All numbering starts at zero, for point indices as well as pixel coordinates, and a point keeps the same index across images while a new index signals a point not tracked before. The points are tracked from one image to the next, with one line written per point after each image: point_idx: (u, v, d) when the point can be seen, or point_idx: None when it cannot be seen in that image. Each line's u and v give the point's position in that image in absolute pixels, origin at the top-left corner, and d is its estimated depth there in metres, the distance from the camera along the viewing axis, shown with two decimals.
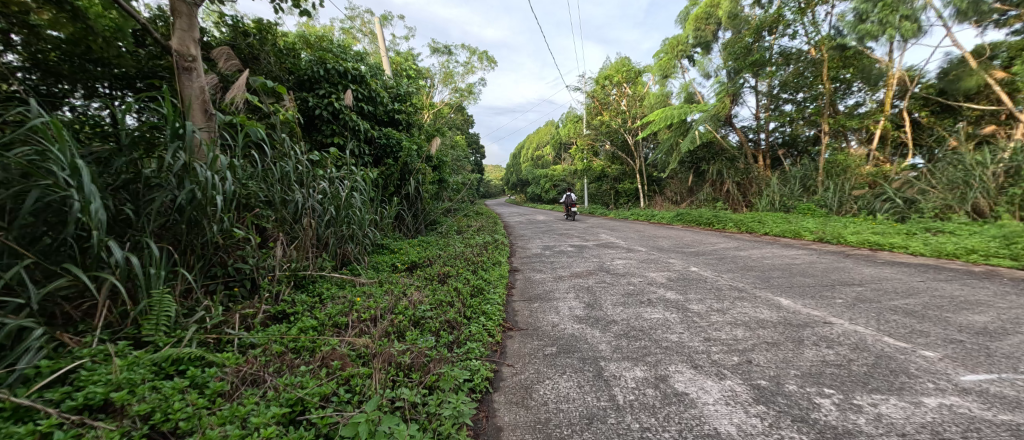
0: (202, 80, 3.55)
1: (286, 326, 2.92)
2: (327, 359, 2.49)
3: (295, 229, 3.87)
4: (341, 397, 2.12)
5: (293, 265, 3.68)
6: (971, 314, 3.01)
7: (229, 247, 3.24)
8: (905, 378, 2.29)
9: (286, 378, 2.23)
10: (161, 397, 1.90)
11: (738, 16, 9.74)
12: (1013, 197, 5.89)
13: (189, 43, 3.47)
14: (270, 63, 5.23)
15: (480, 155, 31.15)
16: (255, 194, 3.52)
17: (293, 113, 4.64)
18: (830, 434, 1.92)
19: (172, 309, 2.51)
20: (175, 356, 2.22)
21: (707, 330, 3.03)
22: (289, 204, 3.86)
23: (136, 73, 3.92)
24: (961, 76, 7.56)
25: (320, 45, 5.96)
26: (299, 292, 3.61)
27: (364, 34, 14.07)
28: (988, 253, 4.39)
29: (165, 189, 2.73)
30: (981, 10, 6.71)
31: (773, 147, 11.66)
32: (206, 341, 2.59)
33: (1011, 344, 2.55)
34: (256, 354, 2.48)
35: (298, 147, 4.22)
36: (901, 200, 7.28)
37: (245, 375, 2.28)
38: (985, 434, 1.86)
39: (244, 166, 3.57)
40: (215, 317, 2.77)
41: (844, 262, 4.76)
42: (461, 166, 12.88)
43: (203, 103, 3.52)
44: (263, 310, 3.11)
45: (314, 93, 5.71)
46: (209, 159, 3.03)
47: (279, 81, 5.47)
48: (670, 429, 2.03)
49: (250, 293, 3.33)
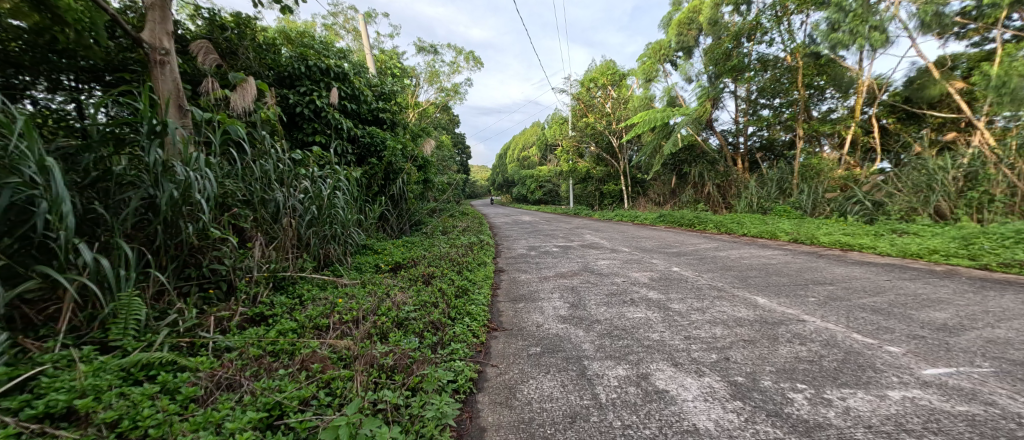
0: (176, 74, 3.50)
1: (265, 328, 2.90)
2: (306, 361, 2.50)
3: (274, 229, 3.84)
4: (321, 400, 2.13)
5: (271, 266, 3.62)
6: (933, 311, 3.17)
7: (205, 248, 3.20)
8: (871, 373, 2.41)
9: (264, 382, 2.23)
10: (129, 404, 1.88)
11: (718, 22, 10.10)
12: (971, 200, 6.18)
13: (163, 36, 3.43)
14: (249, 57, 5.14)
15: (466, 155, 31.18)
16: (233, 193, 3.50)
17: (275, 111, 4.62)
18: (802, 428, 2.01)
19: (142, 312, 2.48)
20: (143, 361, 2.19)
21: (687, 329, 3.12)
22: (268, 204, 3.83)
23: (105, 66, 3.82)
24: (926, 85, 7.85)
25: (302, 41, 5.90)
26: (279, 293, 3.57)
27: (347, 31, 13.89)
28: (949, 253, 4.61)
29: (139, 187, 2.73)
30: (943, 22, 6.96)
31: (751, 150, 11.95)
32: (179, 345, 2.54)
33: (968, 339, 2.70)
34: (232, 358, 2.47)
35: (280, 146, 4.22)
36: (870, 202, 7.52)
37: (220, 379, 2.26)
38: (943, 425, 1.98)
39: (222, 164, 3.54)
40: (188, 319, 2.74)
41: (818, 262, 4.94)
42: (446, 166, 12.84)
43: (177, 98, 3.45)
44: (239, 312, 3.07)
45: (295, 89, 5.68)
46: (187, 157, 3.02)
47: (259, 77, 5.41)
48: (651, 425, 2.10)
49: (226, 295, 3.27)
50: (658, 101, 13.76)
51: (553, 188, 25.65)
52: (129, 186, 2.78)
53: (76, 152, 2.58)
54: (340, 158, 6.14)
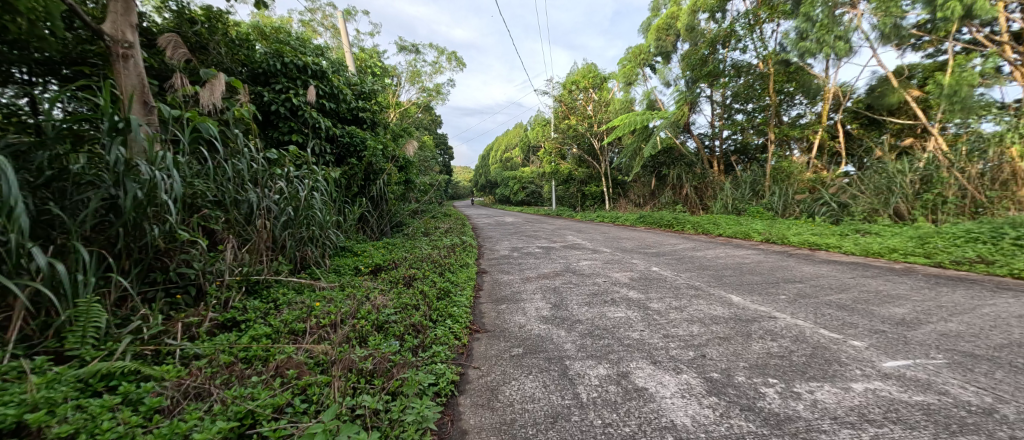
0: (140, 68, 3.43)
1: (237, 334, 2.87)
2: (281, 368, 2.48)
3: (246, 231, 3.79)
4: (296, 408, 2.13)
5: (244, 270, 3.56)
6: (893, 307, 3.35)
7: (171, 251, 3.14)
8: (837, 366, 2.55)
9: (235, 391, 2.19)
10: (85, 417, 1.83)
11: (694, 29, 10.35)
12: (927, 202, 6.50)
13: (125, 28, 3.35)
14: (221, 52, 5.09)
15: (448, 156, 31.08)
16: (203, 194, 3.43)
17: (249, 109, 4.55)
18: (773, 421, 2.11)
19: (101, 319, 2.43)
20: (104, 371, 2.14)
21: (665, 327, 3.22)
22: (241, 204, 3.78)
23: (61, 59, 3.75)
24: (885, 93, 8.21)
25: (277, 37, 5.79)
26: (252, 298, 3.52)
27: (325, 28, 13.72)
28: (907, 252, 4.85)
29: (98, 187, 2.67)
30: (901, 33, 7.30)
31: (726, 153, 12.28)
32: (143, 353, 2.49)
33: (924, 333, 2.87)
34: (201, 366, 2.43)
35: (254, 144, 4.18)
36: (836, 204, 7.83)
37: (188, 388, 2.21)
38: (902, 414, 2.10)
39: (191, 163, 3.49)
40: (153, 327, 2.67)
41: (788, 261, 5.14)
42: (428, 167, 12.81)
43: (142, 94, 3.38)
44: (210, 318, 3.01)
45: (270, 87, 5.60)
46: (153, 156, 2.98)
47: (231, 73, 5.33)
48: (631, 423, 2.16)
49: (195, 301, 3.21)
50: (638, 105, 14.00)
51: (536, 190, 25.81)
52: (87, 186, 2.72)
53: (29, 150, 2.53)
54: (318, 158, 6.08)
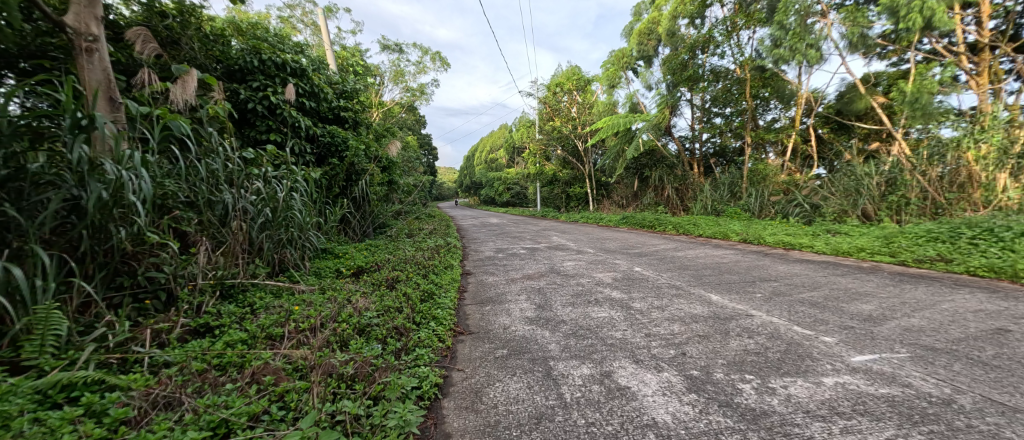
0: (106, 63, 3.35)
1: (210, 341, 2.83)
2: (257, 374, 2.46)
3: (221, 233, 3.73)
4: (273, 415, 2.12)
5: (218, 273, 3.51)
6: (861, 304, 3.49)
7: (140, 254, 3.07)
8: (809, 361, 2.66)
9: (207, 399, 2.16)
10: (44, 430, 1.78)
11: (675, 34, 10.55)
12: (891, 203, 6.78)
13: (90, 21, 3.28)
14: (194, 48, 4.96)
15: (433, 156, 30.95)
16: (174, 195, 3.37)
17: (224, 108, 4.44)
18: (749, 416, 2.19)
19: (62, 327, 2.37)
20: (64, 381, 2.08)
21: (647, 327, 3.31)
22: (216, 206, 3.73)
23: (18, 51, 3.55)
24: (853, 99, 8.52)
25: (254, 33, 5.70)
26: (227, 303, 3.47)
27: (305, 25, 13.53)
28: (874, 251, 5.06)
29: (60, 187, 2.62)
30: (867, 43, 7.58)
31: (706, 156, 12.55)
32: (108, 362, 2.43)
33: (889, 328, 3.01)
34: (172, 374, 2.38)
35: (228, 143, 4.13)
36: (809, 205, 8.11)
37: (157, 398, 2.16)
38: (869, 406, 2.21)
39: (161, 163, 3.44)
40: (119, 333, 2.61)
41: (764, 260, 5.30)
42: (413, 167, 12.76)
43: (108, 90, 3.30)
44: (181, 324, 2.95)
45: (246, 84, 5.51)
46: (120, 155, 2.94)
47: (205, 69, 5.23)
48: (613, 422, 2.22)
49: (166, 306, 3.14)
50: (621, 107, 14.20)
51: (521, 191, 25.90)
52: (47, 186, 2.66)
53: None
54: (298, 158, 6.01)
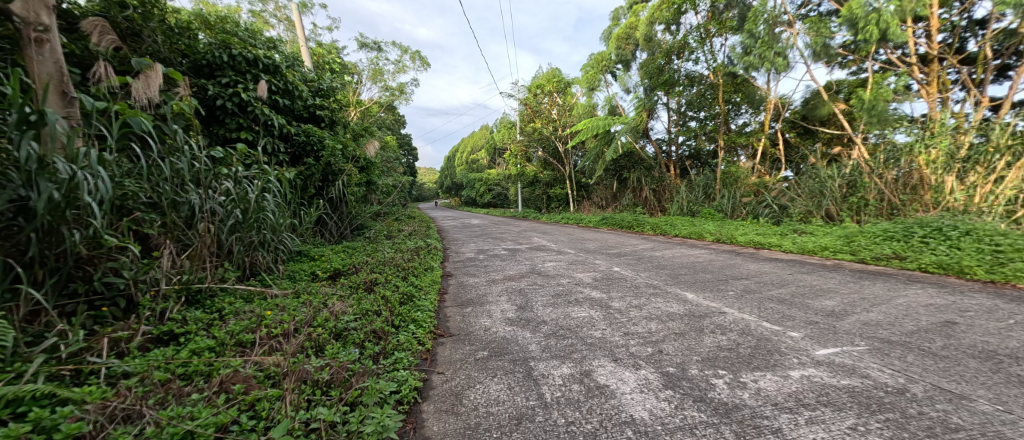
0: (58, 54, 3.20)
1: (175, 348, 2.75)
2: (226, 383, 2.42)
3: (186, 236, 3.64)
4: (242, 426, 2.09)
5: (183, 278, 3.42)
6: (825, 300, 3.67)
7: (97, 259, 2.96)
8: (777, 356, 2.79)
9: (171, 410, 2.09)
10: None
11: (652, 39, 10.78)
12: (853, 204, 7.15)
13: (39, 10, 3.10)
14: (156, 41, 4.87)
15: (413, 156, 30.75)
16: (134, 195, 3.28)
17: (190, 104, 4.32)
18: (722, 410, 2.29)
19: (9, 338, 2.23)
20: (11, 396, 1.96)
21: (626, 325, 3.40)
22: (181, 207, 3.64)
23: None
24: (817, 105, 8.89)
25: (223, 27, 5.57)
26: (193, 308, 3.40)
27: (279, 20, 13.27)
28: (836, 249, 5.31)
29: (6, 187, 2.51)
30: (830, 53, 7.94)
31: (681, 158, 12.84)
32: (59, 374, 2.32)
33: (850, 323, 3.18)
34: (132, 385, 2.29)
35: (195, 141, 4.03)
36: (777, 206, 8.46)
37: (114, 411, 2.07)
38: (832, 397, 2.34)
39: (120, 162, 3.34)
40: (72, 343, 2.50)
41: (736, 259, 5.49)
42: (393, 168, 12.67)
43: (60, 84, 3.15)
44: (142, 332, 2.86)
45: (215, 79, 5.39)
46: (74, 153, 2.84)
47: (170, 64, 5.11)
48: (592, 420, 2.28)
49: (124, 313, 3.05)
50: (601, 110, 14.41)
51: (502, 192, 25.98)
52: None
53: None
54: (270, 157, 5.92)
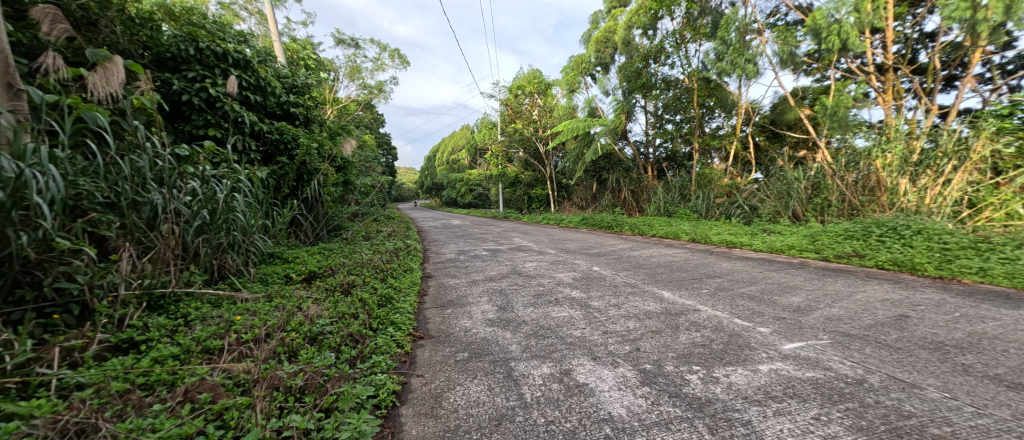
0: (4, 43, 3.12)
1: (135, 357, 2.68)
2: (191, 392, 2.37)
3: (147, 238, 3.55)
4: (209, 434, 2.06)
5: (145, 282, 3.33)
6: (791, 296, 3.84)
7: (49, 263, 2.87)
8: (747, 351, 2.91)
9: (128, 423, 2.06)
10: None
11: (630, 43, 11.02)
12: (817, 206, 7.45)
13: None
14: (114, 31, 4.69)
15: (392, 156, 30.45)
16: (89, 195, 3.20)
17: (152, 98, 4.24)
18: (695, 404, 2.39)
19: None
20: None
21: (605, 324, 3.49)
22: (142, 207, 3.57)
23: None
24: (785, 110, 9.22)
25: (189, 19, 5.44)
26: (156, 314, 3.31)
27: (250, 14, 12.97)
28: (802, 248, 5.54)
29: None
30: (796, 60, 8.24)
31: (658, 160, 13.09)
32: (6, 387, 2.22)
33: (815, 318, 3.34)
34: (85, 397, 2.22)
35: (158, 138, 3.94)
36: (748, 207, 8.75)
37: (66, 426, 1.98)
38: (797, 389, 2.47)
39: (75, 160, 3.26)
40: (20, 354, 2.39)
41: (709, 258, 5.66)
42: (372, 168, 12.54)
43: (7, 75, 3.08)
44: (98, 340, 2.76)
45: (180, 73, 5.27)
46: (20, 149, 2.78)
47: (130, 56, 4.95)
48: (571, 419, 2.34)
49: (78, 320, 2.94)
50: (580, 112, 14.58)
51: (483, 193, 25.98)
52: None
53: None
54: (241, 154, 5.80)
